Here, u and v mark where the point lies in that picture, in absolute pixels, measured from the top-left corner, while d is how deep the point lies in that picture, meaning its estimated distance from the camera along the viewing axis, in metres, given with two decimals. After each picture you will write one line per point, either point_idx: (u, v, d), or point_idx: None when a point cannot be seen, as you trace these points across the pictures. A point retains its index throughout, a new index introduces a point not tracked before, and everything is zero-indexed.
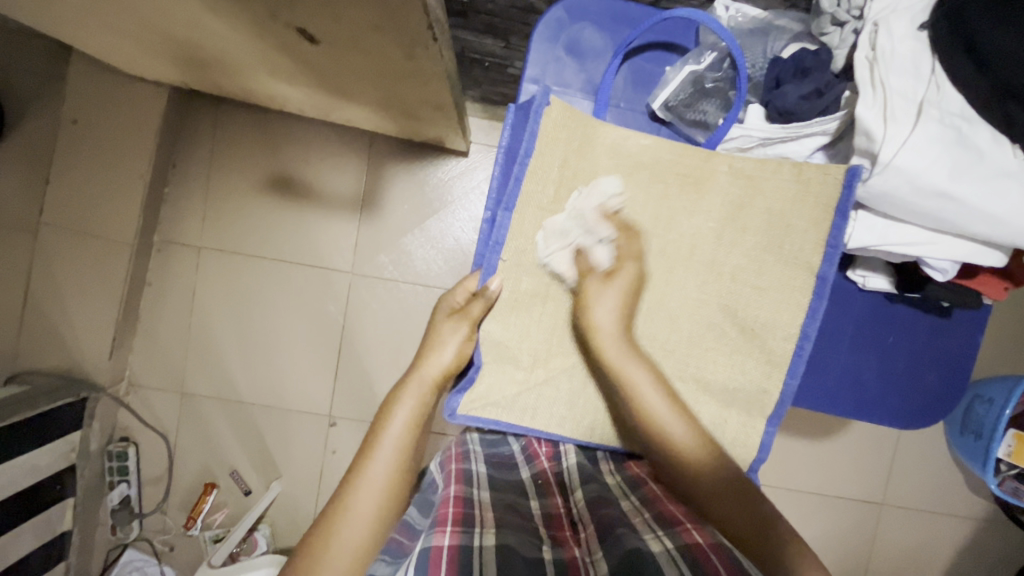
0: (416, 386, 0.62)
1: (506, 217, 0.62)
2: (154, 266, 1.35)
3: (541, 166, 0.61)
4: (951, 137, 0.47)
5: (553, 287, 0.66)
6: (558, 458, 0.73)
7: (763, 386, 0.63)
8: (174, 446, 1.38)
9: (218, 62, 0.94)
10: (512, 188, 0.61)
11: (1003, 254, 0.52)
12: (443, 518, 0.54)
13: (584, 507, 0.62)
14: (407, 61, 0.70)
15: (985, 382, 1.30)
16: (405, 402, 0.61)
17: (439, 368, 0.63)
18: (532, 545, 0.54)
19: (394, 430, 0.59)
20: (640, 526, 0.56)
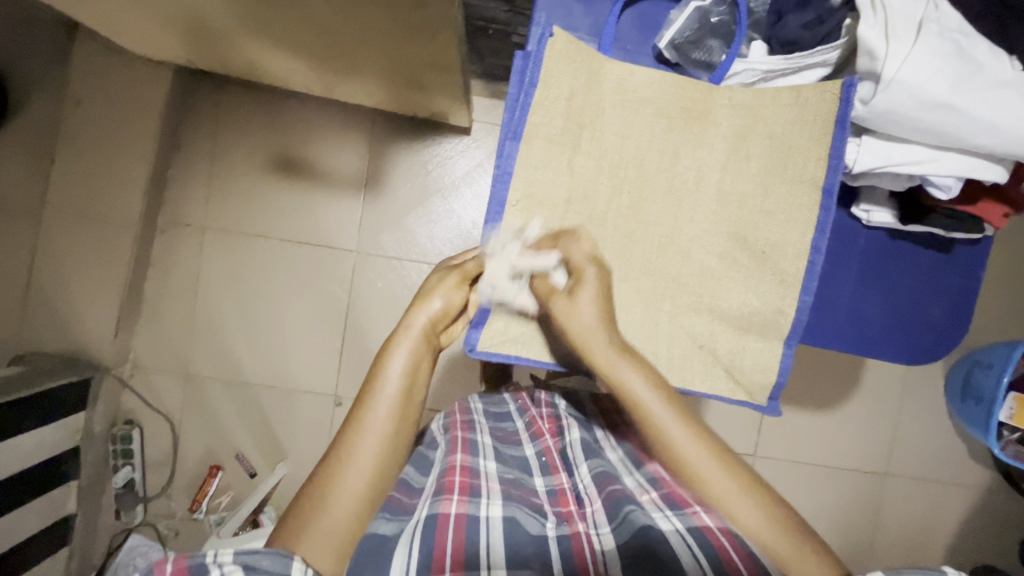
0: (411, 336, 0.59)
1: (512, 147, 0.63)
2: (159, 247, 1.36)
3: (556, 99, 0.62)
4: (951, 51, 0.49)
5: (564, 223, 0.65)
6: (563, 431, 0.77)
7: (776, 307, 0.66)
8: (179, 427, 1.38)
9: (225, 32, 0.96)
10: (518, 116, 0.63)
11: (1004, 169, 0.53)
12: (450, 488, 0.59)
13: (584, 481, 0.67)
14: (418, 10, 0.71)
15: (984, 348, 1.32)
16: (398, 354, 0.59)
17: (428, 318, 0.61)
18: (536, 522, 0.59)
19: (391, 383, 0.57)
20: (648, 507, 0.60)
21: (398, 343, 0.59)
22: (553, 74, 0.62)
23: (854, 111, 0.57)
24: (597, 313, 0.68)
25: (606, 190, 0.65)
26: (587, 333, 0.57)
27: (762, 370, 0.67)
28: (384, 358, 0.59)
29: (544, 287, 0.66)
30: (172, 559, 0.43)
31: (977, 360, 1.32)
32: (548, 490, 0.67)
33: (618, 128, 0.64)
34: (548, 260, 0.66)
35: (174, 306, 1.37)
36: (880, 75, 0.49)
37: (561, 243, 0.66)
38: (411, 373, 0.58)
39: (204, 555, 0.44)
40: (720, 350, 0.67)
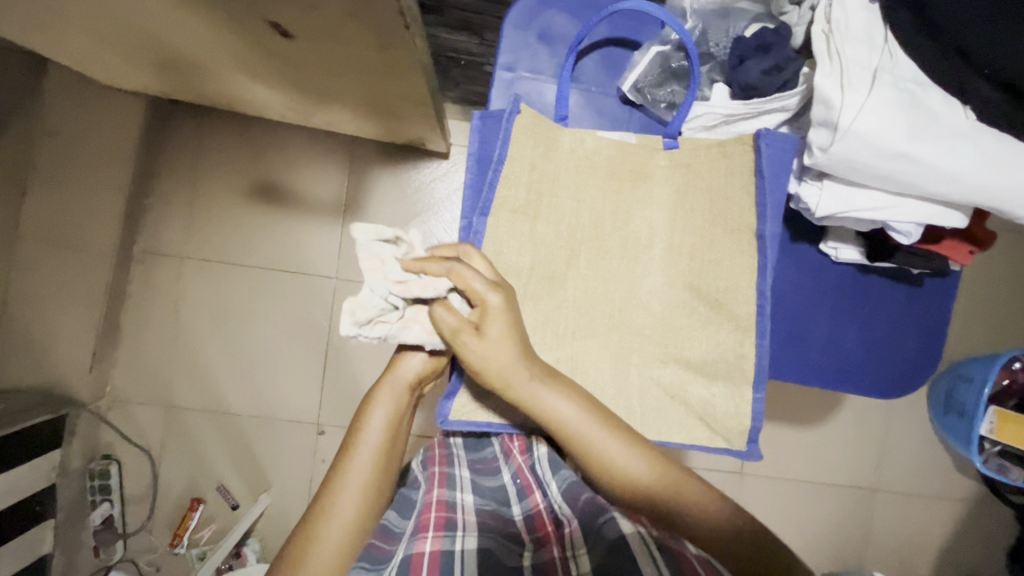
0: (392, 388, 0.65)
1: (482, 221, 0.63)
2: (135, 278, 1.34)
3: (519, 172, 0.64)
4: (904, 102, 0.49)
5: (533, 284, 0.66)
6: (532, 450, 0.73)
7: (738, 353, 0.66)
8: (159, 461, 1.35)
9: (197, 66, 0.95)
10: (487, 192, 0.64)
11: (963, 215, 0.54)
12: (425, 527, 0.58)
13: (559, 501, 0.63)
14: (383, 55, 0.71)
15: (964, 362, 1.34)
16: (380, 405, 0.64)
17: (412, 371, 0.66)
18: (512, 552, 0.56)
19: (370, 436, 0.63)
20: (617, 513, 0.57)
21: (379, 397, 0.65)
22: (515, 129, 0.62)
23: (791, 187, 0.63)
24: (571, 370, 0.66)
25: (572, 242, 0.66)
26: (505, 366, 0.57)
27: (734, 415, 0.67)
28: (368, 408, 0.64)
29: None
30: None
31: (959, 373, 1.33)
32: (524, 516, 0.63)
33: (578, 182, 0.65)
34: None
35: (152, 337, 1.35)
36: (838, 124, 0.49)
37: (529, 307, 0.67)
38: (393, 421, 0.64)
39: None
40: (692, 399, 0.67)
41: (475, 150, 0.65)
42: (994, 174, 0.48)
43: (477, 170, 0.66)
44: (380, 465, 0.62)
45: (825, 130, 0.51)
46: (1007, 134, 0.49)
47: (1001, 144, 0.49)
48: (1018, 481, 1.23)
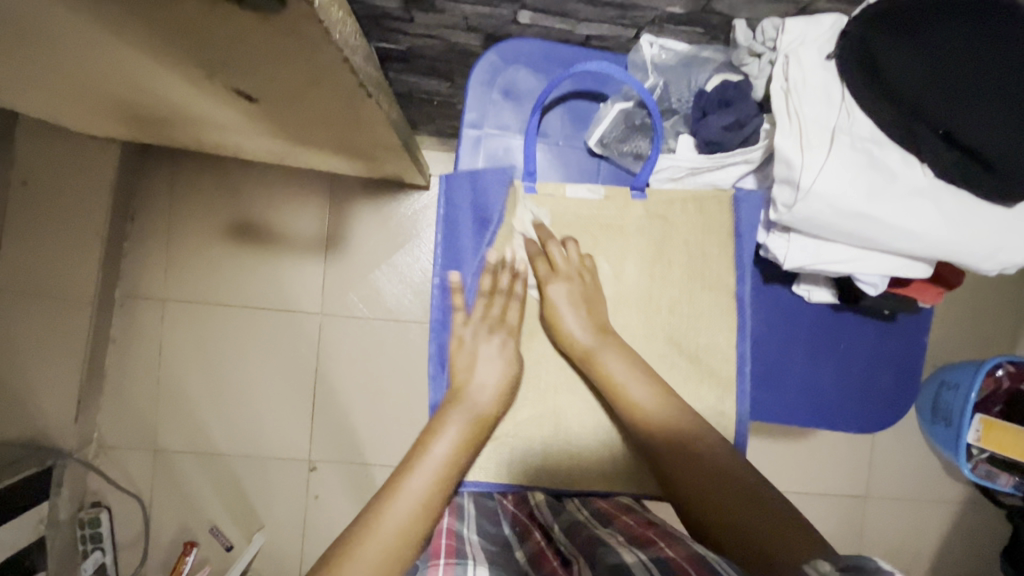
0: (464, 415, 0.64)
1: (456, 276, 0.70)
2: (118, 323, 1.33)
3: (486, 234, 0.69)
4: (863, 162, 0.49)
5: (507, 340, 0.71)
6: (525, 500, 0.71)
7: (719, 410, 0.67)
8: (149, 505, 1.34)
9: (167, 119, 0.94)
10: (455, 252, 0.70)
11: (928, 265, 0.54)
12: (437, 551, 0.56)
13: (561, 538, 0.61)
14: (350, 114, 0.70)
15: (949, 368, 1.36)
16: (446, 432, 0.62)
17: (485, 396, 0.65)
18: None
19: (435, 456, 0.60)
20: (615, 543, 0.56)
21: (449, 422, 0.63)
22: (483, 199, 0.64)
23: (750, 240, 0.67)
24: (551, 426, 0.71)
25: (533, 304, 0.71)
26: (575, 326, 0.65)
27: None
28: (437, 428, 0.63)
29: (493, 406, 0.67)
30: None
31: (945, 381, 1.34)
32: (527, 557, 0.59)
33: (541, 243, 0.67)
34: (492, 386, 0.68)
35: (137, 380, 1.34)
36: (799, 184, 0.50)
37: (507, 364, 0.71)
38: (460, 448, 0.62)
39: None
40: None
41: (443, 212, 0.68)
42: (954, 231, 0.49)
43: (445, 230, 0.69)
44: (432, 494, 0.58)
45: (788, 188, 0.51)
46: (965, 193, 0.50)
47: (959, 203, 0.49)
48: (1005, 487, 1.28)
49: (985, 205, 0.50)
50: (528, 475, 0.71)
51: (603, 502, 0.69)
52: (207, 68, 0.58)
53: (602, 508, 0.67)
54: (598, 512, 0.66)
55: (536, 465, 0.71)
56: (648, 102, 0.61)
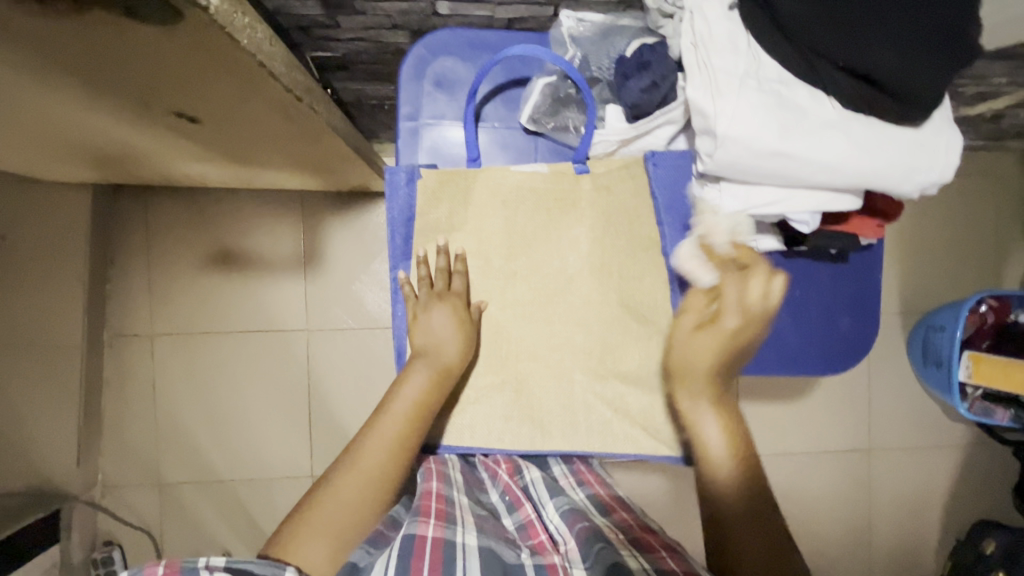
0: (425, 367, 0.68)
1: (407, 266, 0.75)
2: (109, 364, 1.35)
3: (436, 220, 0.73)
4: (773, 102, 0.51)
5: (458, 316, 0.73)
6: (521, 471, 0.74)
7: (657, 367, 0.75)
8: (160, 540, 1.35)
9: (128, 156, 0.96)
10: (402, 240, 0.74)
11: (854, 195, 0.57)
12: (428, 512, 0.58)
13: (553, 515, 0.64)
14: (293, 126, 0.72)
15: (935, 311, 1.36)
16: (410, 382, 0.67)
17: (447, 356, 0.69)
18: (511, 555, 0.57)
19: (401, 403, 0.66)
20: (617, 543, 0.55)
21: (414, 370, 0.68)
22: None
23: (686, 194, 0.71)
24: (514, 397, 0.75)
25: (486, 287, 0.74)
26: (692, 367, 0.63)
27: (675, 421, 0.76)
28: (403, 378, 0.68)
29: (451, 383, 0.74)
30: (165, 561, 0.47)
31: (931, 323, 1.35)
32: (517, 526, 0.64)
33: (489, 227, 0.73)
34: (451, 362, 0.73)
35: (134, 418, 1.35)
36: (716, 132, 0.51)
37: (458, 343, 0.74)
38: (423, 398, 0.66)
39: (195, 561, 0.48)
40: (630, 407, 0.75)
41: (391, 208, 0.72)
42: (867, 158, 0.52)
43: (393, 224, 0.73)
44: (407, 437, 0.65)
45: (708, 138, 0.53)
46: (872, 119, 0.52)
47: (868, 130, 0.52)
48: (1002, 421, 1.27)
49: (890, 127, 0.53)
50: (490, 438, 0.74)
51: (596, 485, 0.71)
52: (142, 96, 0.60)
53: (600, 496, 0.68)
54: (596, 498, 0.67)
55: (500, 430, 0.75)
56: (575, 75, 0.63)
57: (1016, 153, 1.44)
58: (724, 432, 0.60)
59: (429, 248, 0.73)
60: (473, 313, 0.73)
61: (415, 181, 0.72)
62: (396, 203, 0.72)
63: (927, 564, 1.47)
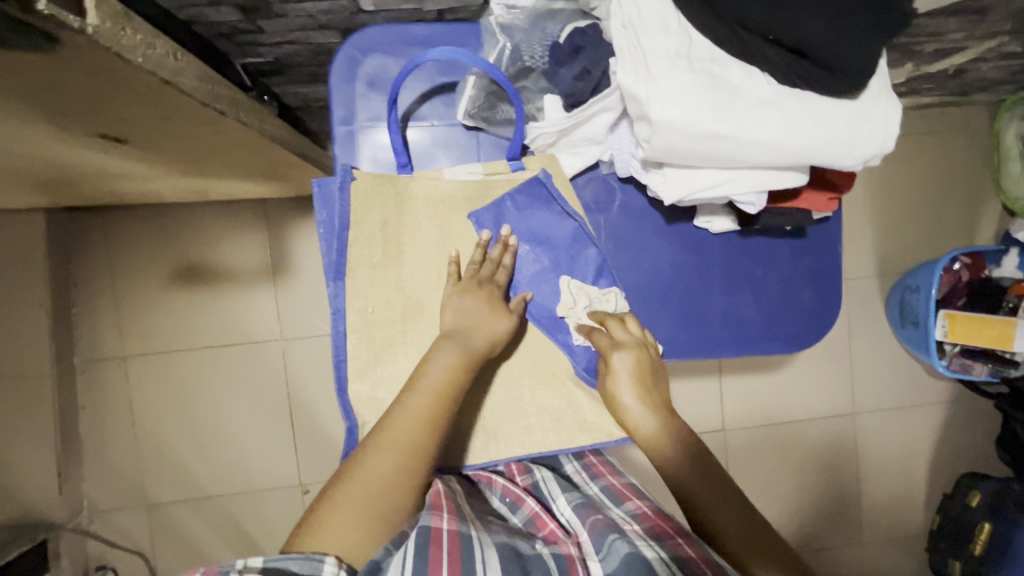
0: (456, 345, 0.67)
1: (339, 285, 0.70)
2: (84, 389, 1.32)
3: (370, 231, 0.70)
4: (706, 83, 0.49)
5: (405, 334, 0.72)
6: (530, 471, 0.76)
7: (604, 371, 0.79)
8: (153, 560, 1.34)
9: (71, 179, 0.92)
10: (338, 256, 0.70)
11: (798, 173, 0.56)
12: (438, 507, 0.57)
13: (563, 510, 0.67)
14: (225, 138, 0.69)
15: (911, 272, 1.35)
16: (440, 360, 0.65)
17: (485, 338, 0.68)
18: (527, 543, 0.59)
19: (429, 381, 0.63)
20: (632, 535, 0.59)
21: (444, 349, 0.66)
22: (364, 211, 0.70)
23: (616, 188, 0.75)
24: (470, 405, 0.76)
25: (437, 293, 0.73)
26: (631, 403, 0.68)
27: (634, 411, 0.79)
28: (431, 357, 0.66)
29: None
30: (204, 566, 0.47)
31: (908, 284, 1.34)
32: (525, 520, 0.66)
33: (428, 235, 0.73)
34: (403, 371, 0.72)
35: (115, 441, 1.33)
36: (651, 117, 0.49)
37: (410, 351, 0.72)
38: (453, 375, 0.64)
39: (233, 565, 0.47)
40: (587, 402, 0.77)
41: (321, 220, 0.69)
42: (806, 135, 0.51)
43: (326, 238, 0.70)
44: (435, 417, 0.62)
45: (645, 124, 0.51)
46: (809, 93, 0.51)
47: (805, 106, 0.51)
48: (980, 376, 1.27)
49: (829, 99, 0.52)
50: (448, 449, 0.76)
51: (609, 476, 0.74)
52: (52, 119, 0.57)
53: (611, 485, 0.72)
54: (610, 489, 0.71)
55: (459, 442, 0.76)
56: (500, 76, 0.63)
57: (986, 107, 1.43)
58: (654, 416, 0.67)
59: (372, 261, 0.71)
60: (514, 305, 0.72)
61: (347, 187, 0.69)
62: (330, 212, 0.70)
63: (916, 520, 1.50)
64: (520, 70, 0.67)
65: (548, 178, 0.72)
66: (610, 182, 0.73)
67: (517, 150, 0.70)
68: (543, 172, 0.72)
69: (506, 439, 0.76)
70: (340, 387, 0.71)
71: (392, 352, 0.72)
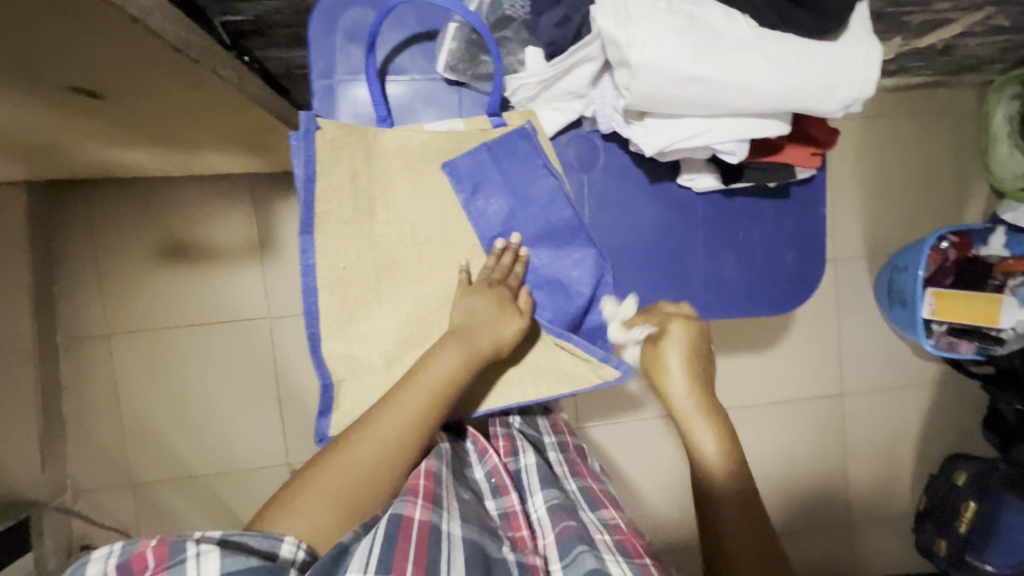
0: (459, 341, 0.68)
1: (308, 239, 0.69)
2: (67, 366, 1.31)
3: (340, 183, 0.69)
4: (684, 27, 0.55)
5: (374, 291, 0.73)
6: (516, 453, 0.75)
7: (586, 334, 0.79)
8: (138, 539, 1.33)
9: (50, 146, 0.91)
10: (305, 212, 0.69)
11: (778, 121, 0.61)
12: (415, 492, 0.57)
13: (537, 506, 0.66)
14: (199, 92, 0.69)
15: (899, 252, 1.35)
16: (442, 358, 0.66)
17: (490, 337, 0.69)
18: (494, 545, 0.57)
19: (427, 376, 0.65)
20: (601, 547, 0.57)
21: (448, 347, 0.67)
22: (331, 162, 0.68)
23: (598, 145, 0.75)
24: None
25: (412, 250, 0.74)
26: (677, 380, 0.72)
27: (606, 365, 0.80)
28: (433, 356, 0.67)
29: (382, 356, 0.73)
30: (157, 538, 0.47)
31: (895, 264, 1.34)
32: (500, 514, 0.65)
33: (402, 192, 0.73)
34: (378, 327, 0.73)
35: (99, 419, 1.32)
36: (632, 61, 0.55)
37: (386, 306, 0.73)
38: (451, 373, 0.65)
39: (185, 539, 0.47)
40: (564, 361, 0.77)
41: (300, 172, 0.67)
42: (779, 76, 0.56)
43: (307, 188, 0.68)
44: (426, 415, 0.63)
45: (625, 70, 0.56)
46: (781, 40, 0.57)
47: (779, 50, 0.57)
48: (967, 354, 1.28)
49: (811, 41, 0.58)
50: None
51: (590, 480, 0.73)
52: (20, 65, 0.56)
53: (593, 490, 0.70)
54: (589, 492, 0.69)
55: None
56: (479, 26, 0.63)
57: (975, 88, 1.43)
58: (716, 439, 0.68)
59: (346, 218, 0.71)
60: (524, 303, 0.73)
61: (312, 134, 0.68)
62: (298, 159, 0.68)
63: (902, 501, 1.50)
64: (500, 20, 0.69)
65: (533, 131, 0.72)
66: (594, 140, 0.74)
67: (496, 105, 0.71)
68: (528, 125, 0.72)
69: (480, 397, 0.76)
70: (314, 344, 0.71)
71: (370, 308, 0.73)
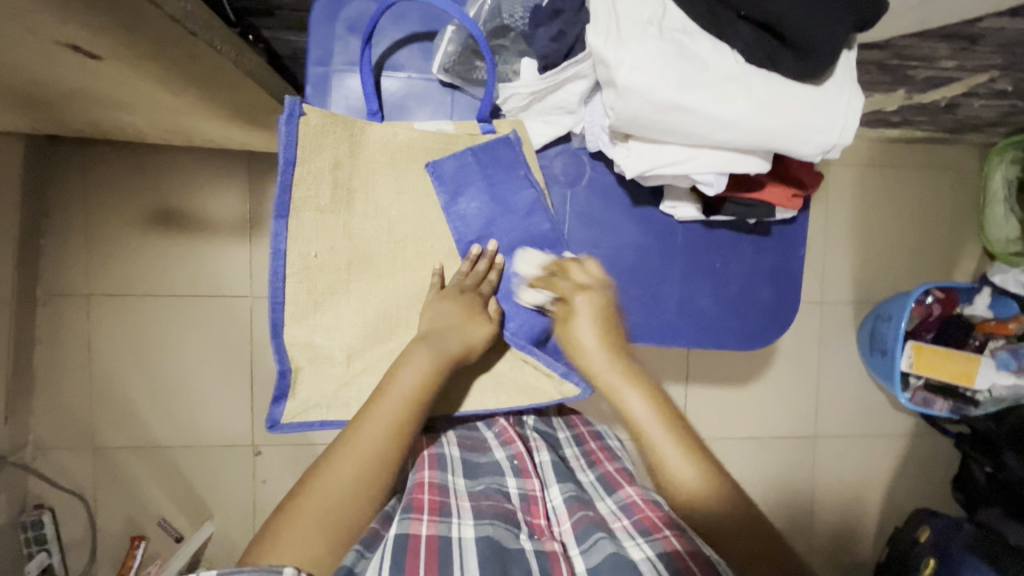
0: (423, 342, 0.69)
1: (281, 224, 0.69)
2: (42, 322, 1.30)
3: (320, 171, 0.70)
4: (672, 53, 0.55)
5: (344, 282, 0.73)
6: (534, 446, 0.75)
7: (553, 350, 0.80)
8: (93, 504, 1.32)
9: (49, 102, 0.92)
10: (282, 195, 0.69)
11: (759, 158, 0.62)
12: (421, 508, 0.58)
13: (557, 497, 0.66)
14: (195, 65, 0.69)
15: (883, 302, 1.36)
16: (410, 365, 0.66)
17: (457, 341, 0.70)
18: (512, 534, 0.57)
19: (400, 387, 0.64)
20: (619, 534, 0.57)
21: (416, 352, 0.67)
22: (315, 148, 0.69)
23: (584, 162, 0.77)
24: None
25: (386, 247, 0.74)
26: (593, 347, 0.68)
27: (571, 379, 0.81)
28: (402, 362, 0.67)
29: (343, 347, 0.74)
30: None
31: (879, 314, 1.35)
32: (520, 495, 0.64)
33: (383, 188, 0.73)
34: (343, 319, 0.74)
35: (68, 379, 1.31)
36: (618, 81, 0.55)
37: (353, 299, 0.74)
38: (423, 379, 0.65)
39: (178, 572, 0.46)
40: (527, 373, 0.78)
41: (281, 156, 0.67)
42: (763, 114, 0.57)
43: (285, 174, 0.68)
44: (402, 425, 0.62)
45: (612, 90, 0.57)
46: (767, 78, 0.58)
47: (764, 88, 0.58)
48: (941, 411, 1.32)
49: (794, 83, 0.59)
50: None
51: (606, 465, 0.73)
52: None
53: (609, 476, 0.70)
54: (606, 481, 0.69)
55: None
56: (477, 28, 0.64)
57: (975, 148, 1.45)
58: (648, 402, 0.63)
59: (324, 207, 0.71)
60: (491, 309, 0.75)
61: (297, 118, 0.67)
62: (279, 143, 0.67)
63: (864, 550, 1.50)
64: (499, 28, 0.70)
65: (517, 140, 0.73)
66: (581, 155, 0.76)
67: (486, 112, 0.71)
68: (513, 133, 0.73)
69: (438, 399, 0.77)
70: (276, 329, 0.71)
71: (337, 299, 0.73)
